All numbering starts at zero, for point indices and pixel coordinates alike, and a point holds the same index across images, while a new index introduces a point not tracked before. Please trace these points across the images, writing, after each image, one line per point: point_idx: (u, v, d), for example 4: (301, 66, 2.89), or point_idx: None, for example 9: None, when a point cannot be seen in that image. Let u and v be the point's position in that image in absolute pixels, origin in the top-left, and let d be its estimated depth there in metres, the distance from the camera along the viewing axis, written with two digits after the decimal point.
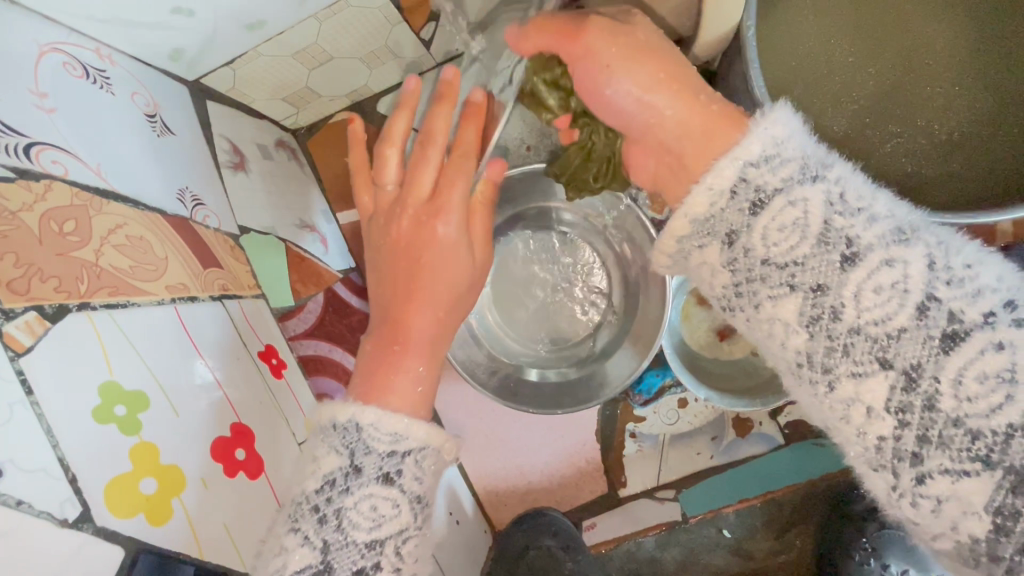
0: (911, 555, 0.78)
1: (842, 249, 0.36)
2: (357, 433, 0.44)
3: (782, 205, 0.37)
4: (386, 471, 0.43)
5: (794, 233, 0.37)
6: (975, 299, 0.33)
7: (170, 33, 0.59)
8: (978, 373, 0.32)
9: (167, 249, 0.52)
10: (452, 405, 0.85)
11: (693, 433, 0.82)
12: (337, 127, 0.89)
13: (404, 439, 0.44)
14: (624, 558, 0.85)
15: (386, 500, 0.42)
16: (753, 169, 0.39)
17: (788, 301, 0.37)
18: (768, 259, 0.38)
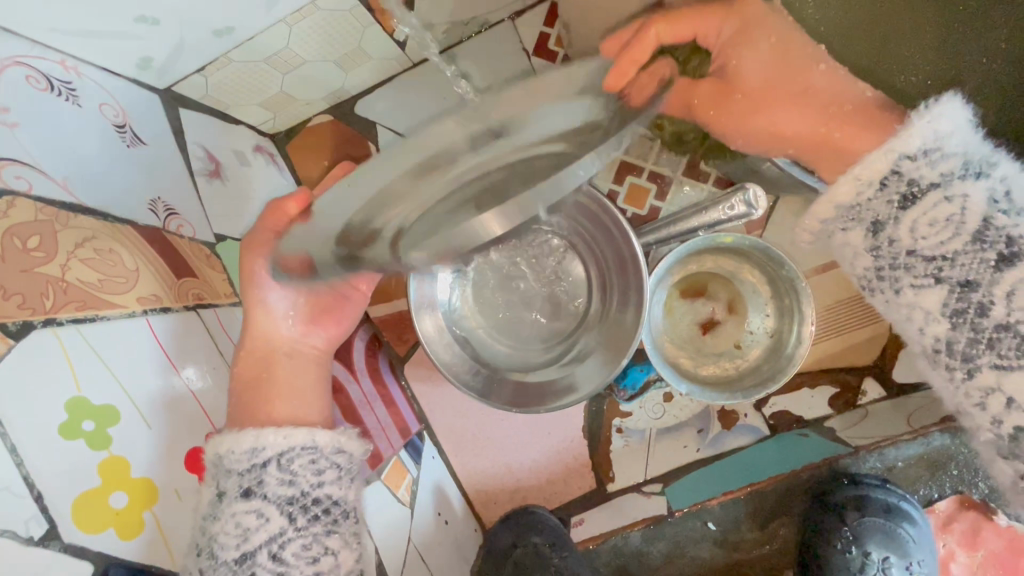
0: (892, 542, 0.78)
1: (999, 246, 0.46)
2: (217, 462, 0.47)
3: (941, 200, 0.48)
4: (246, 486, 0.46)
5: (948, 228, 0.48)
6: None
7: (137, 42, 0.59)
8: None
9: (138, 261, 0.51)
10: (439, 406, 0.85)
11: (679, 427, 0.82)
12: (317, 131, 0.89)
13: (263, 450, 0.48)
14: (612, 554, 0.84)
15: (248, 513, 0.46)
16: (909, 160, 0.48)
17: (930, 294, 0.49)
18: (918, 249, 0.49)
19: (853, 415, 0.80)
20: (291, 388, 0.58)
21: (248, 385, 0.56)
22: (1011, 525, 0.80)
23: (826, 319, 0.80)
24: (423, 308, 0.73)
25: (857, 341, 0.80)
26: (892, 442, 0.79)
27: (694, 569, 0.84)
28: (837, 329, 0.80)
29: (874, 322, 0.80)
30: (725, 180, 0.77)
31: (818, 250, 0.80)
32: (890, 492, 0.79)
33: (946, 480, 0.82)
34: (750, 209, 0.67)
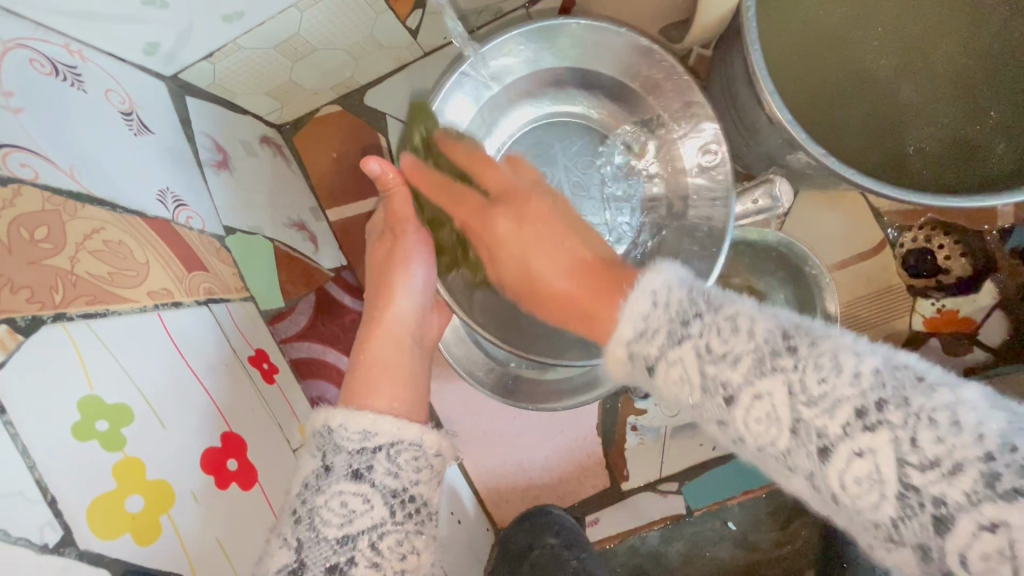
0: None
1: (719, 393, 0.35)
2: (328, 435, 0.45)
3: (751, 399, 0.34)
4: (355, 467, 0.43)
5: (772, 425, 0.33)
6: (835, 414, 0.31)
7: (143, 26, 0.56)
8: (854, 477, 0.31)
9: (148, 254, 0.49)
10: (451, 404, 0.84)
11: (695, 425, 0.81)
12: (325, 122, 0.87)
13: (375, 434, 0.45)
14: (628, 554, 0.84)
15: (356, 496, 0.42)
16: (635, 344, 0.40)
17: (900, 553, 0.31)
18: (762, 448, 0.34)
19: None
20: (401, 378, 0.52)
21: (372, 360, 0.52)
22: None
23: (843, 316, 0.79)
24: None
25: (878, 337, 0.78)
26: None
27: (712, 568, 0.84)
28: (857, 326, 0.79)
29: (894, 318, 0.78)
30: (745, 173, 0.76)
31: (837, 245, 0.79)
32: None
33: None
34: (774, 203, 0.64)
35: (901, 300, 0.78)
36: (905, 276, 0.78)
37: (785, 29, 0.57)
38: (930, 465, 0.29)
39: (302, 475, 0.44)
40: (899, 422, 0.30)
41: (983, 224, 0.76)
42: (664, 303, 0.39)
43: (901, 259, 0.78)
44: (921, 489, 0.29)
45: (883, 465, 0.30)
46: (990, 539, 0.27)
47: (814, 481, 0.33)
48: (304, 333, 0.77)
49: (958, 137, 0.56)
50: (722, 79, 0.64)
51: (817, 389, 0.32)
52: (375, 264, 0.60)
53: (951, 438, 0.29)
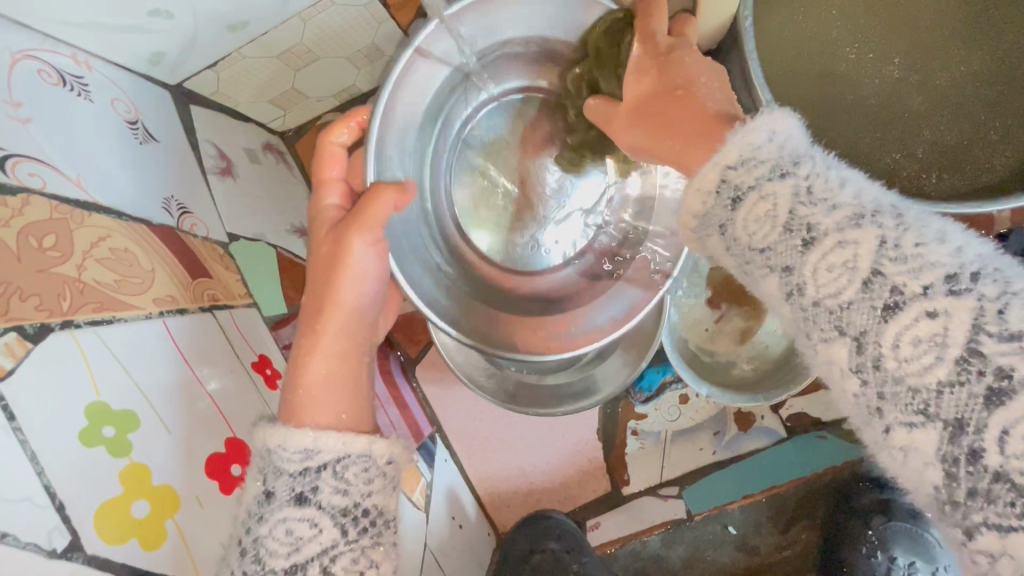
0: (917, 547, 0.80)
1: (802, 234, 0.31)
2: (268, 456, 0.43)
3: (834, 243, 0.30)
4: (299, 491, 0.41)
5: (847, 274, 0.30)
6: (920, 274, 0.28)
7: (149, 37, 0.57)
8: (913, 338, 0.28)
9: (154, 261, 0.50)
10: (452, 409, 0.84)
11: (695, 429, 0.81)
12: (327, 129, 0.88)
13: (317, 453, 0.42)
14: (630, 558, 0.84)
15: (301, 522, 0.40)
16: (733, 170, 0.34)
17: (927, 432, 0.28)
18: (819, 310, 0.31)
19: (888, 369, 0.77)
20: (350, 390, 0.48)
21: (316, 378, 0.47)
22: None
23: None
24: None
25: None
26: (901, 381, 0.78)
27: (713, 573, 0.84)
28: None
29: None
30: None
31: None
32: None
33: None
34: None
35: None
36: None
37: (785, 35, 0.59)
38: (942, 348, 0.27)
39: (246, 502, 0.42)
40: (991, 294, 0.27)
41: (980, 229, 0.76)
42: (780, 141, 0.33)
43: None
44: (988, 357, 0.26)
45: (952, 329, 0.27)
46: (1019, 442, 0.25)
47: (862, 342, 0.29)
48: None
49: (952, 155, 0.57)
50: None
51: (910, 248, 0.29)
52: (317, 261, 0.50)
53: (1021, 327, 0.26)
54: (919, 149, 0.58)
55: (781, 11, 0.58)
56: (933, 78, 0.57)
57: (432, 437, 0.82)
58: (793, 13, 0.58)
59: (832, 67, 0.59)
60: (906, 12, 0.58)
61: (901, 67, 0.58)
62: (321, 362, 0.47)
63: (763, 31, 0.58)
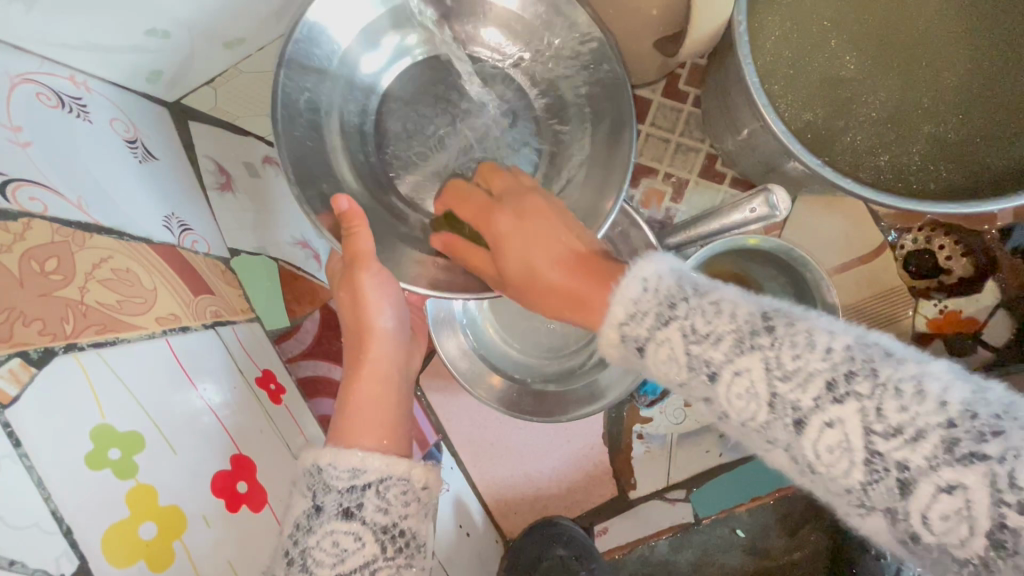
0: None
1: (703, 369, 0.34)
2: (317, 474, 0.44)
3: (731, 375, 0.33)
4: (346, 506, 0.43)
5: (751, 401, 0.33)
6: (807, 388, 0.31)
7: (147, 55, 0.58)
8: (825, 445, 0.31)
9: (155, 280, 0.50)
10: (457, 416, 0.84)
11: (702, 431, 0.81)
12: None
13: (363, 473, 0.44)
14: (639, 564, 0.84)
15: (347, 535, 0.42)
16: (626, 327, 0.38)
17: (871, 518, 0.31)
18: (744, 424, 0.34)
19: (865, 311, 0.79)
20: (388, 414, 0.51)
21: (354, 406, 0.51)
22: None
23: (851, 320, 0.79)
24: (443, 323, 0.73)
25: None
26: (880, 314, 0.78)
27: None
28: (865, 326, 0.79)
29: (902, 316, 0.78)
30: (742, 181, 0.77)
31: (836, 248, 0.79)
32: None
33: None
34: (772, 211, 0.64)
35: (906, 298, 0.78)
36: (908, 277, 0.79)
37: (781, 40, 0.58)
38: (895, 432, 0.29)
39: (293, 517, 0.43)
40: (867, 391, 0.30)
41: (982, 225, 0.76)
42: (655, 287, 0.37)
43: (902, 260, 0.78)
44: (886, 454, 0.29)
45: (851, 434, 0.30)
46: (949, 499, 0.28)
47: (790, 452, 0.32)
48: (309, 351, 0.77)
49: (957, 151, 0.57)
50: (716, 92, 0.64)
51: (791, 363, 0.32)
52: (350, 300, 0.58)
53: (915, 406, 0.29)
54: (921, 147, 0.57)
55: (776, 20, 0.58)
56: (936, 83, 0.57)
57: (437, 446, 0.83)
58: (790, 28, 0.58)
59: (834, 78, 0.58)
60: (898, 19, 0.58)
61: (903, 75, 0.58)
62: (361, 390, 0.52)
63: (759, 46, 0.58)
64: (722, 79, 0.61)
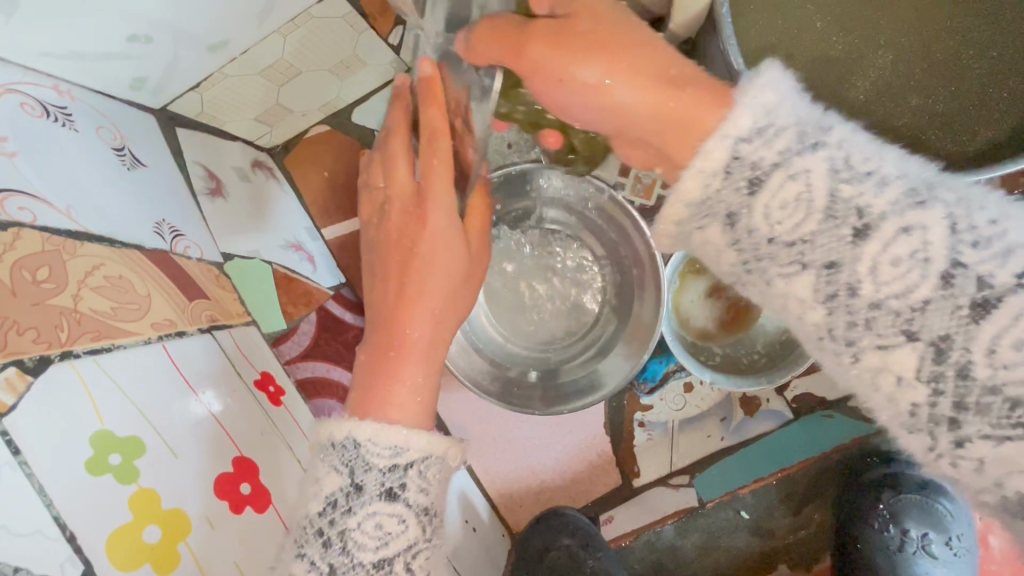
0: (929, 518, 0.81)
1: (853, 222, 0.32)
2: (355, 449, 0.43)
3: (896, 232, 0.31)
4: (388, 487, 0.43)
5: (916, 269, 0.31)
6: (1008, 261, 0.30)
7: (130, 62, 0.57)
8: (1015, 338, 0.29)
9: (149, 286, 0.50)
10: (459, 413, 0.84)
11: (702, 417, 0.82)
12: (314, 142, 0.88)
13: (406, 451, 0.43)
14: (645, 550, 0.84)
15: (391, 517, 0.43)
16: (746, 144, 0.34)
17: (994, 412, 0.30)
18: (883, 301, 0.32)
19: None
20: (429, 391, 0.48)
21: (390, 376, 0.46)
22: None
23: None
24: None
25: None
26: None
27: (728, 558, 0.85)
28: None
29: None
30: None
31: None
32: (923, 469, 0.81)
33: None
34: None
35: None
36: None
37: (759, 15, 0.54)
38: None
39: (308, 508, 0.43)
40: None
41: None
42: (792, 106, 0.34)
43: None
44: None
45: None
46: None
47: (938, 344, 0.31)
48: (308, 353, 0.78)
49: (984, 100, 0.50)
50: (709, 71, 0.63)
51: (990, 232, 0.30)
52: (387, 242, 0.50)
53: None
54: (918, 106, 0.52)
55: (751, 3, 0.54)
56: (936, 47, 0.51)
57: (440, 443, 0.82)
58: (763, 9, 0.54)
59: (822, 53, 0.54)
60: None
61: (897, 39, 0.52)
62: (405, 367, 0.46)
63: (742, 36, 0.54)
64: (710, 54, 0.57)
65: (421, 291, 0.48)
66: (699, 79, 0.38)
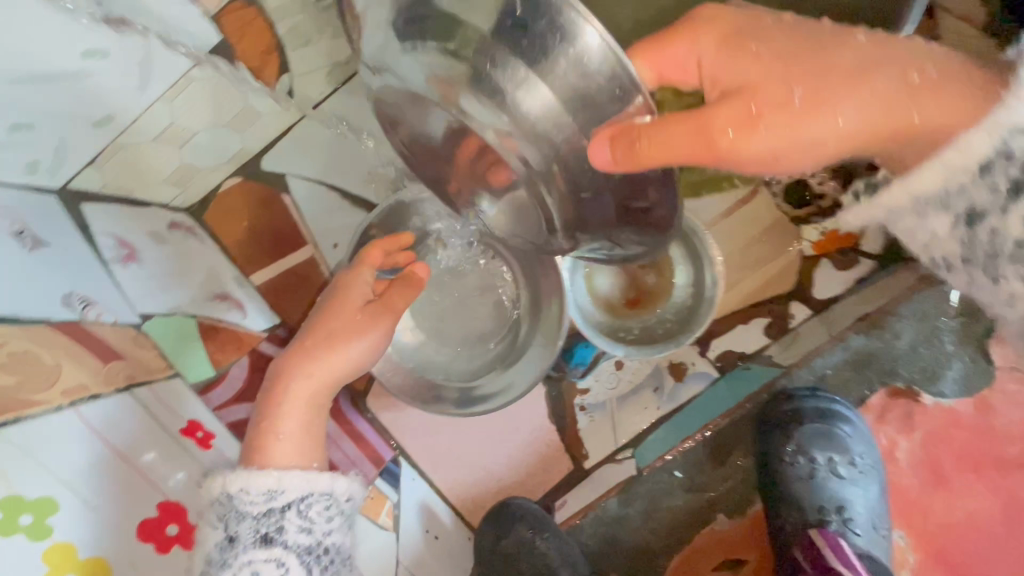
0: (832, 442, 0.86)
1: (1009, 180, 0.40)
2: (228, 502, 0.50)
3: None
4: (264, 532, 0.49)
5: None
6: None
7: (18, 150, 0.60)
8: None
9: (57, 356, 0.52)
10: (413, 430, 0.87)
11: (636, 390, 0.87)
12: (228, 198, 0.91)
13: (280, 494, 0.50)
14: (595, 526, 0.87)
15: (267, 562, 0.48)
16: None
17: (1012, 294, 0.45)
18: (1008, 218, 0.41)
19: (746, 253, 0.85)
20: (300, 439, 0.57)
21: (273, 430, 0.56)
22: (938, 401, 0.87)
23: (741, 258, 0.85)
24: None
25: (774, 270, 0.85)
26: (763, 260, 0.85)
27: (670, 521, 0.87)
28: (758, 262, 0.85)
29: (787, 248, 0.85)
30: None
31: (717, 197, 0.85)
32: (821, 398, 0.86)
33: (873, 376, 0.89)
34: None
35: (788, 230, 0.85)
36: (786, 209, 0.85)
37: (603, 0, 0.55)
38: None
39: (206, 550, 0.49)
40: None
41: None
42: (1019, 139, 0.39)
43: (778, 195, 0.85)
44: None
45: None
46: None
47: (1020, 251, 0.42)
48: (239, 395, 0.82)
49: None
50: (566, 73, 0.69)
51: None
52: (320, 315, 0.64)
53: None
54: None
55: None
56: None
57: (395, 460, 0.85)
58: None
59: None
60: None
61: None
62: (287, 421, 0.57)
63: None
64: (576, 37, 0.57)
65: (326, 356, 0.60)
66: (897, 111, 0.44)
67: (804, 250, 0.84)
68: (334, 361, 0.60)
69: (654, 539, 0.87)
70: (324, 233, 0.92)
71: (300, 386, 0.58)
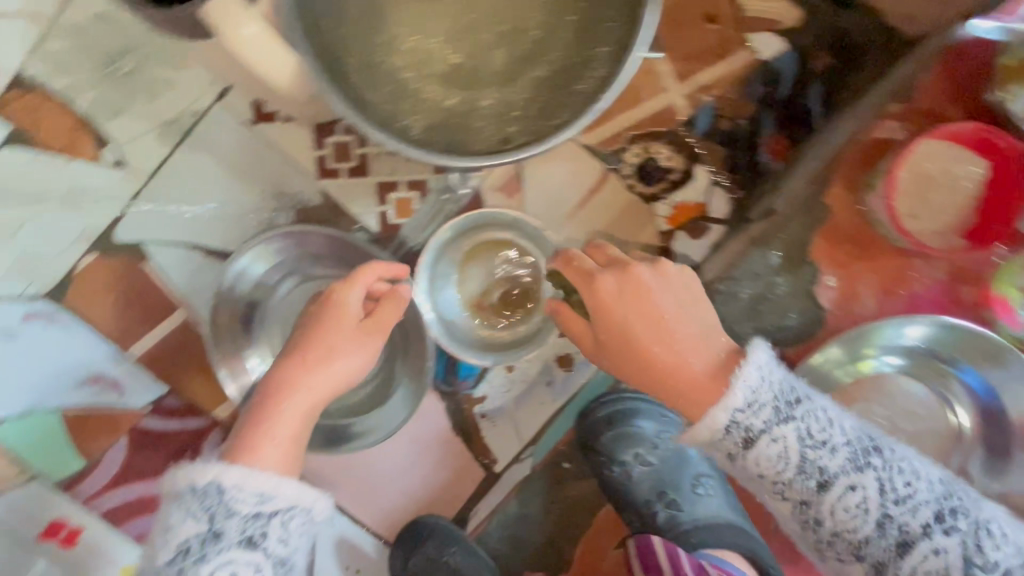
0: (634, 441, 0.88)
1: None
2: (217, 496, 0.56)
3: None
4: (249, 533, 0.56)
5: None
6: None
7: None
8: None
9: None
10: (315, 470, 0.88)
11: (530, 389, 0.89)
12: (88, 275, 0.88)
13: (269, 497, 0.57)
14: (500, 530, 0.90)
15: (249, 564, 0.56)
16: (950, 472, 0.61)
17: None
18: None
19: (604, 238, 0.88)
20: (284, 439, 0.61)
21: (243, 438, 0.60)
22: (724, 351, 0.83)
23: (606, 243, 0.88)
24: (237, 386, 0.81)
25: (636, 250, 0.88)
26: (626, 242, 0.87)
27: (569, 506, 0.92)
28: (620, 244, 0.88)
29: (644, 226, 0.87)
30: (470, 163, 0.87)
31: (569, 189, 0.88)
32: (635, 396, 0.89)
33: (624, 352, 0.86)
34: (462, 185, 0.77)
35: (642, 209, 0.88)
36: (636, 188, 0.87)
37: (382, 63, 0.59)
38: None
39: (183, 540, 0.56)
40: None
41: (673, 122, 0.86)
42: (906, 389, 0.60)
43: (626, 177, 0.87)
44: None
45: None
46: None
47: None
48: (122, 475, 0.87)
49: (559, 75, 0.60)
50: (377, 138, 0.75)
51: None
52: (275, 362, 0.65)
53: None
54: (480, 123, 0.61)
55: (369, 51, 0.59)
56: (481, 82, 0.60)
57: None
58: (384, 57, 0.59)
59: (394, 78, 0.60)
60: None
61: (453, 70, 0.60)
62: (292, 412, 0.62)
63: (377, 83, 0.59)
64: (371, 91, 0.59)
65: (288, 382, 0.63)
66: (696, 354, 0.62)
67: (660, 225, 0.87)
68: (334, 377, 0.65)
69: (548, 530, 0.91)
70: (192, 294, 0.89)
71: (294, 403, 0.62)
